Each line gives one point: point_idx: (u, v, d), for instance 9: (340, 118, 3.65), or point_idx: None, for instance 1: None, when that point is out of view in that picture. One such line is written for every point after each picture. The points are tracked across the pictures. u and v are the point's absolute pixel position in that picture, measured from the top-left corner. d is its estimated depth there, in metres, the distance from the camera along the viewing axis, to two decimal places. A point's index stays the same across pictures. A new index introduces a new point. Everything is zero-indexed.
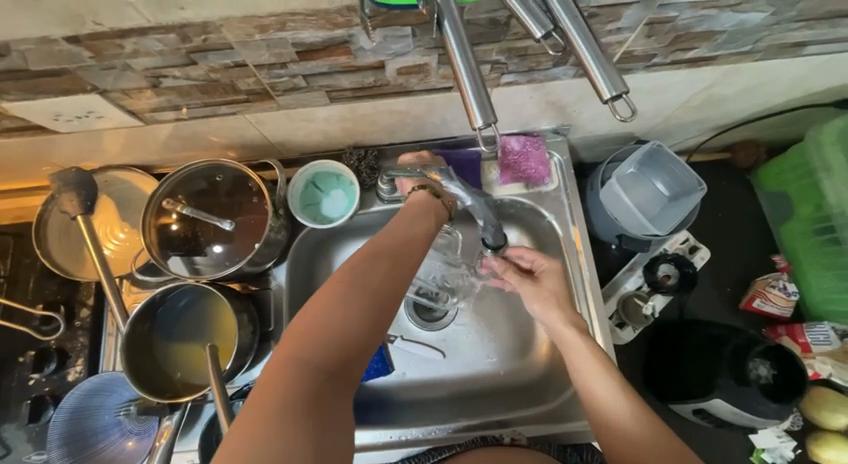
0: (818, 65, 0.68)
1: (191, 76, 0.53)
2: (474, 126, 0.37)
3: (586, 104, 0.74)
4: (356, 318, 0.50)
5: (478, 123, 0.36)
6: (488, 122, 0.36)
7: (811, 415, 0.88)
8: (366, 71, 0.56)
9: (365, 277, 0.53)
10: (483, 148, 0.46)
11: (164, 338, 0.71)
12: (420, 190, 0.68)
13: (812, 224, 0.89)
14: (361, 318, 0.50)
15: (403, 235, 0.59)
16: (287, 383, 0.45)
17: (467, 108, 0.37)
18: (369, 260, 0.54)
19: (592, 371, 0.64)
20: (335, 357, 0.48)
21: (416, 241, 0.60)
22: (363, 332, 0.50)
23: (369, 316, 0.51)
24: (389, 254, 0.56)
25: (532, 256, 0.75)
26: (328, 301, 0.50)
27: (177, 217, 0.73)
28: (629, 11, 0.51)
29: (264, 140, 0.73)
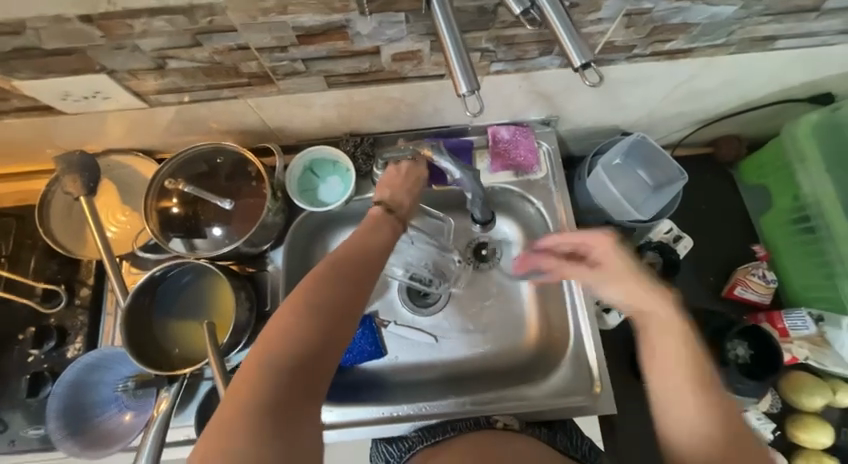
0: (789, 60, 0.73)
1: (196, 58, 0.56)
2: (460, 94, 0.45)
3: (572, 95, 0.77)
4: (315, 331, 0.48)
5: (464, 90, 0.45)
6: (472, 90, 0.44)
7: (790, 398, 0.91)
8: (362, 57, 0.59)
9: (324, 288, 0.51)
10: (470, 113, 0.54)
11: (163, 314, 0.73)
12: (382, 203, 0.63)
13: (790, 215, 0.93)
14: (321, 331, 0.49)
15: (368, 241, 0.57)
16: (247, 402, 0.45)
17: (454, 79, 0.45)
18: (334, 266, 0.53)
19: (674, 361, 0.56)
20: (296, 373, 0.47)
21: (388, 236, 0.60)
22: (323, 345, 0.49)
23: (329, 328, 0.49)
24: (351, 263, 0.54)
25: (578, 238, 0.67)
26: (286, 314, 0.49)
27: (177, 200, 0.76)
28: (608, 2, 0.55)
29: (264, 125, 0.76)
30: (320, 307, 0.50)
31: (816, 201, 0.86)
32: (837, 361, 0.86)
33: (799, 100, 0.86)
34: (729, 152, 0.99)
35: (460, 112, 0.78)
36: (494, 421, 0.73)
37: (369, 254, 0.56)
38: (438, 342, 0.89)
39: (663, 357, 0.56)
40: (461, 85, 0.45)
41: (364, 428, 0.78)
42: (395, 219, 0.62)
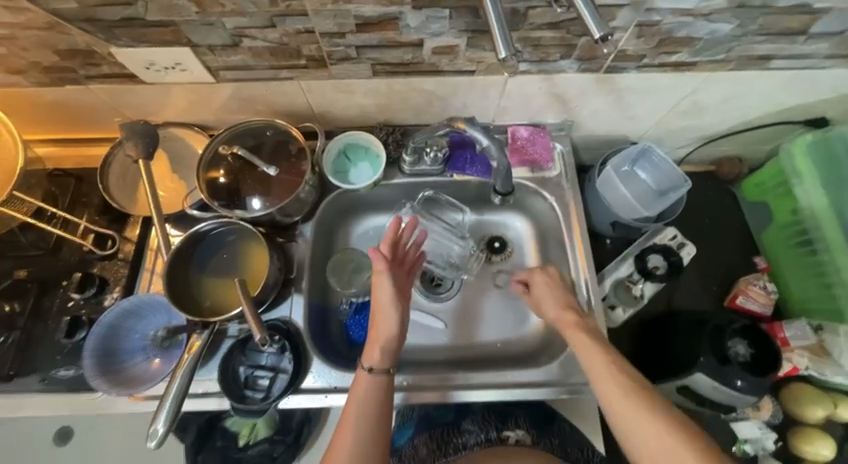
0: (783, 81, 0.82)
1: (268, 38, 0.67)
2: (498, 57, 0.50)
3: (586, 101, 0.85)
4: (369, 384, 0.72)
5: (502, 54, 0.49)
6: (509, 54, 0.50)
7: (792, 409, 0.92)
8: (407, 48, 0.69)
9: (373, 360, 0.73)
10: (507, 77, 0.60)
11: (198, 270, 0.80)
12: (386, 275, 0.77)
13: (789, 229, 0.98)
14: (375, 383, 0.72)
15: (379, 311, 0.76)
16: (349, 441, 0.67)
17: (494, 44, 0.50)
18: (373, 343, 0.74)
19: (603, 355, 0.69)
20: (369, 417, 0.69)
21: (382, 378, 0.73)
22: (374, 394, 0.71)
23: (377, 382, 0.72)
24: (377, 335, 0.75)
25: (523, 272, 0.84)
26: (358, 386, 0.72)
27: (224, 171, 0.83)
28: (622, 12, 0.65)
29: (309, 108, 0.85)
30: (346, 445, 0.67)
31: (813, 216, 0.92)
32: (838, 371, 0.88)
33: (796, 122, 0.94)
34: (730, 170, 1.05)
35: (484, 110, 0.87)
36: (506, 437, 0.80)
37: (370, 410, 0.70)
38: (449, 327, 0.93)
39: (596, 353, 0.70)
40: (499, 50, 0.50)
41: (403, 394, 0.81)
42: (382, 363, 0.73)
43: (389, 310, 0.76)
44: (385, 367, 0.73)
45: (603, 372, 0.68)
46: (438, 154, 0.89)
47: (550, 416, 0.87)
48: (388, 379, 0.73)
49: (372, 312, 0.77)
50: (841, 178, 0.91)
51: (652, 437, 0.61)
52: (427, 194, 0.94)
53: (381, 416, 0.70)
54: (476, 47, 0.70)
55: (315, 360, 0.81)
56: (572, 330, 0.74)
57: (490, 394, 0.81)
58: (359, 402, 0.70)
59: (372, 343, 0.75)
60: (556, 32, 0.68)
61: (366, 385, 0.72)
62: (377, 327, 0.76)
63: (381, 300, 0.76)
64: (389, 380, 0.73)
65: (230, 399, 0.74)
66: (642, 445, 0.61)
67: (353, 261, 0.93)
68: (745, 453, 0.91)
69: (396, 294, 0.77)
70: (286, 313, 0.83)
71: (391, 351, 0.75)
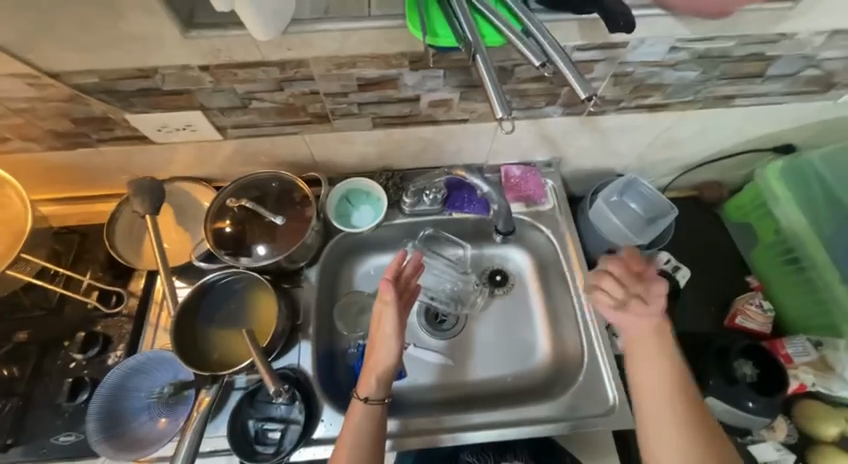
0: (749, 115, 0.89)
1: (276, 99, 0.72)
2: (496, 117, 0.48)
3: (572, 140, 0.91)
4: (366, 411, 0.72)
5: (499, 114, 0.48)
6: (506, 113, 0.48)
7: (803, 426, 0.93)
8: (405, 103, 0.75)
9: (372, 387, 0.73)
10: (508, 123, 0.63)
11: (205, 322, 0.80)
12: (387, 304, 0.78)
13: (774, 249, 1.03)
14: (371, 410, 0.72)
15: (379, 339, 0.77)
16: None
17: (490, 104, 0.48)
18: (372, 371, 0.75)
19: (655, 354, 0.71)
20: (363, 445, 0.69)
21: (376, 408, 0.73)
22: (370, 421, 0.71)
23: (374, 410, 0.72)
24: (373, 363, 0.75)
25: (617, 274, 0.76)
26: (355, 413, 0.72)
27: (231, 221, 0.85)
28: (598, 66, 0.72)
29: (312, 159, 0.90)
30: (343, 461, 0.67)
31: (798, 238, 0.97)
32: (844, 386, 0.89)
33: (766, 149, 1.01)
34: (712, 195, 1.11)
35: (477, 152, 0.92)
36: None
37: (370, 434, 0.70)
38: (453, 363, 0.93)
39: (650, 352, 0.72)
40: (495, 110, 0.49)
41: (416, 439, 0.80)
42: (377, 393, 0.73)
43: (384, 342, 0.76)
44: (380, 396, 0.73)
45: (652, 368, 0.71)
46: (437, 195, 0.93)
47: (551, 447, 0.82)
48: (383, 408, 0.74)
49: (371, 341, 0.78)
50: (812, 202, 0.98)
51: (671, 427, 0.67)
52: (428, 232, 0.97)
53: (376, 441, 0.70)
54: (469, 99, 0.76)
55: (324, 407, 0.80)
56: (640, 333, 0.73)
57: (494, 433, 0.81)
58: (359, 427, 0.70)
59: (367, 372, 0.75)
60: (542, 84, 0.74)
61: (361, 415, 0.72)
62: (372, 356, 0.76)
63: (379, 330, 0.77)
64: (383, 410, 0.73)
65: (240, 456, 0.72)
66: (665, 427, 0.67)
67: (357, 303, 0.94)
68: None
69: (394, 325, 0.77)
70: (295, 361, 0.83)
71: (386, 381, 0.75)
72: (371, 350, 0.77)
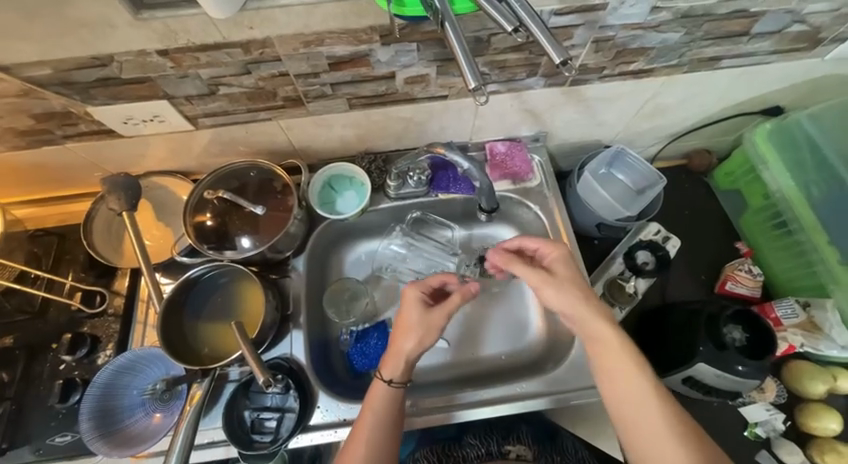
0: (736, 77, 0.87)
1: (244, 84, 0.69)
2: (469, 88, 0.45)
3: (557, 112, 0.89)
4: (386, 400, 0.71)
5: (471, 84, 0.45)
6: (480, 83, 0.45)
7: (794, 387, 0.94)
8: (380, 81, 0.72)
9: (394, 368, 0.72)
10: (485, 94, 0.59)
11: (192, 318, 0.79)
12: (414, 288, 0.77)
13: (765, 214, 1.03)
14: (390, 399, 0.72)
15: (405, 324, 0.74)
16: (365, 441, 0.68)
17: (462, 74, 0.46)
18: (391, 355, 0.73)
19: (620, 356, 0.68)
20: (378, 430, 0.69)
21: (397, 390, 0.72)
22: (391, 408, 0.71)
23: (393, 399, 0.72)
24: (395, 346, 0.73)
25: (537, 244, 0.79)
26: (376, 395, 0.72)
27: (210, 214, 0.83)
28: (577, 31, 0.69)
29: (290, 145, 0.87)
30: (361, 438, 0.69)
31: (786, 201, 0.96)
32: (830, 344, 0.91)
33: (755, 113, 0.99)
34: (702, 163, 1.10)
35: (460, 130, 0.90)
36: (506, 452, 0.80)
37: (385, 419, 0.70)
38: (449, 344, 0.93)
39: (614, 353, 0.68)
40: (468, 80, 0.46)
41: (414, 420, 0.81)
42: (400, 377, 0.73)
43: (419, 329, 0.73)
44: (403, 380, 0.73)
45: (621, 371, 0.67)
46: (421, 177, 0.91)
47: (553, 434, 0.85)
48: (404, 391, 0.73)
49: (394, 330, 0.75)
50: (801, 162, 0.97)
51: (649, 427, 0.64)
52: (415, 216, 0.96)
53: (394, 417, 0.71)
54: (446, 74, 0.73)
55: (321, 393, 0.80)
56: (602, 340, 0.69)
57: (488, 410, 0.82)
58: (376, 412, 0.70)
59: (391, 352, 0.74)
60: (520, 54, 0.71)
61: (381, 395, 0.72)
62: (398, 338, 0.74)
63: (410, 314, 0.75)
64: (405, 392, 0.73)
65: (237, 447, 0.72)
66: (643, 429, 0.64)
67: (350, 290, 0.93)
68: (758, 436, 0.93)
69: (434, 315, 0.74)
70: (287, 350, 0.83)
71: (412, 365, 0.74)
72: (394, 334, 0.75)
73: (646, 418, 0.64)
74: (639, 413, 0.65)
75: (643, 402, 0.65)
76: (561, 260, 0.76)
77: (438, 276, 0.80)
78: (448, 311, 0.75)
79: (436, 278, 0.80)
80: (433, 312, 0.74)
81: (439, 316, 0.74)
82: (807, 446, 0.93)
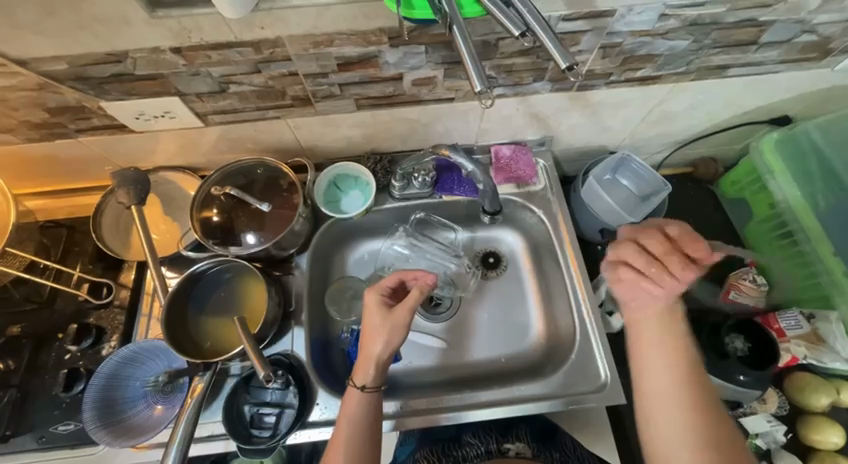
0: (743, 86, 0.87)
1: (254, 82, 0.70)
2: (474, 91, 0.46)
3: (563, 117, 0.89)
4: (361, 404, 0.72)
5: (478, 87, 0.46)
6: (485, 87, 0.46)
7: (796, 399, 0.94)
8: (388, 82, 0.73)
9: (365, 373, 0.73)
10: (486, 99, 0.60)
11: (196, 312, 0.80)
12: (374, 294, 0.78)
13: (769, 223, 1.02)
14: (366, 402, 0.72)
15: (369, 328, 0.75)
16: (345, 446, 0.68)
17: (468, 78, 0.47)
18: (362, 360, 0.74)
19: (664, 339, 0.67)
20: (355, 434, 0.69)
21: (372, 395, 0.73)
22: (368, 412, 0.72)
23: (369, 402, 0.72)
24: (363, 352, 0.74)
25: (650, 239, 0.70)
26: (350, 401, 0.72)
27: (217, 210, 0.84)
28: (585, 37, 0.69)
29: (298, 144, 0.88)
30: (340, 444, 0.68)
31: (792, 211, 0.95)
32: (833, 357, 0.90)
33: (762, 122, 0.98)
34: (707, 171, 1.09)
35: (466, 132, 0.91)
36: (506, 450, 0.79)
37: (362, 424, 0.70)
38: (449, 346, 0.94)
39: (654, 334, 0.67)
40: (474, 84, 0.47)
41: (411, 419, 0.82)
42: (373, 381, 0.73)
43: (382, 331, 0.73)
44: (376, 385, 0.73)
45: (655, 351, 0.66)
46: (426, 178, 0.92)
47: (552, 432, 0.85)
48: (379, 395, 0.74)
49: (361, 337, 0.76)
50: (807, 173, 0.96)
51: (669, 409, 0.63)
52: (419, 217, 0.97)
53: (373, 421, 0.71)
54: (453, 77, 0.73)
55: (319, 390, 0.80)
56: (646, 321, 0.69)
57: (486, 412, 0.82)
58: (352, 417, 0.71)
59: (361, 358, 0.74)
60: (527, 58, 0.72)
61: (355, 400, 0.72)
62: (366, 343, 0.74)
63: (371, 319, 0.75)
64: (379, 396, 0.74)
65: (237, 441, 0.72)
66: (660, 408, 0.64)
67: (350, 289, 0.94)
68: (759, 448, 0.92)
69: (396, 314, 0.74)
70: (288, 347, 0.84)
71: (384, 367, 0.74)
72: (362, 340, 0.76)
73: (666, 399, 0.64)
74: (658, 394, 0.64)
75: (667, 384, 0.64)
76: (660, 245, 0.69)
77: (395, 276, 0.81)
78: (409, 307, 0.75)
79: (392, 278, 0.80)
80: (395, 312, 0.75)
81: (401, 312, 0.74)
82: (807, 459, 0.92)
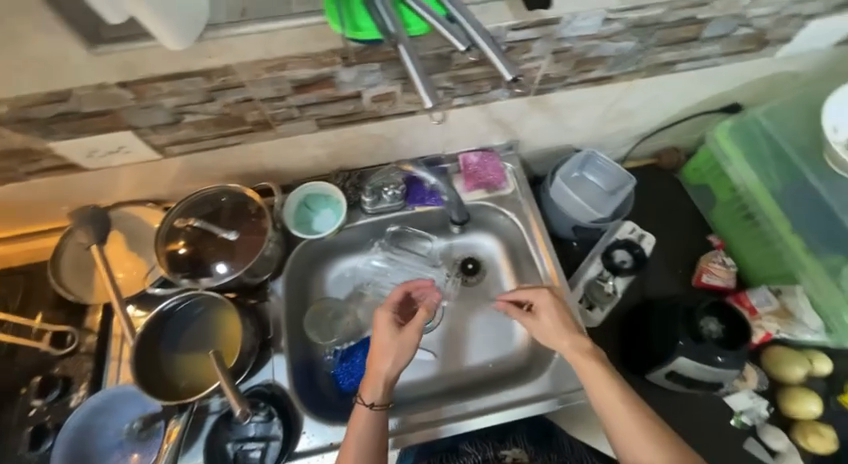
0: (692, 79, 0.90)
1: (209, 110, 0.68)
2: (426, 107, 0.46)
3: (526, 121, 0.91)
4: (369, 426, 0.72)
5: (428, 103, 0.46)
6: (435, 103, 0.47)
7: (774, 372, 0.97)
8: (347, 101, 0.73)
9: (374, 390, 0.73)
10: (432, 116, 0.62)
11: (169, 350, 0.77)
12: (383, 309, 0.78)
13: (732, 206, 1.06)
14: (374, 422, 0.72)
15: (379, 345, 0.75)
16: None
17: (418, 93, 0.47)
18: (369, 377, 0.74)
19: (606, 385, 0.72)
20: (362, 455, 0.69)
21: (379, 413, 0.73)
22: (373, 434, 0.71)
23: (377, 422, 0.72)
24: (372, 369, 0.74)
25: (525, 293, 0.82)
26: (358, 421, 0.72)
27: (183, 241, 0.82)
28: (535, 45, 0.71)
29: (262, 167, 0.87)
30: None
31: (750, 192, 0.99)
32: (803, 329, 0.94)
33: (714, 111, 1.02)
34: (670, 161, 1.13)
35: (432, 142, 0.91)
36: (504, 456, 0.79)
37: (370, 443, 0.70)
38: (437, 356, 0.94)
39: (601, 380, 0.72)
40: (424, 100, 0.48)
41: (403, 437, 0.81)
42: (381, 398, 0.73)
43: (393, 349, 0.74)
44: (385, 402, 0.73)
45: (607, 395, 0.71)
46: (396, 191, 0.91)
47: (548, 434, 0.87)
48: (386, 413, 0.74)
49: (370, 354, 0.76)
50: (759, 155, 1.00)
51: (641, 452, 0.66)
52: (394, 230, 0.96)
53: (379, 441, 0.72)
54: (411, 91, 0.74)
55: (305, 417, 0.79)
56: (591, 369, 0.73)
57: (479, 420, 0.82)
58: (359, 436, 0.70)
59: (369, 375, 0.74)
60: (482, 68, 0.73)
61: (364, 420, 0.72)
62: (375, 360, 0.75)
63: (381, 336, 0.76)
64: (386, 414, 0.74)
65: None
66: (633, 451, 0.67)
67: (331, 310, 0.94)
68: (745, 424, 0.95)
69: (408, 331, 0.75)
70: (270, 376, 0.82)
71: (391, 385, 0.75)
72: (370, 357, 0.76)
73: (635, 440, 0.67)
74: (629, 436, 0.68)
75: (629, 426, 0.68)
76: (550, 311, 0.79)
77: (401, 289, 0.81)
78: (419, 325, 0.76)
79: (398, 291, 0.81)
80: (406, 331, 0.75)
81: (412, 331, 0.75)
82: (790, 430, 0.95)
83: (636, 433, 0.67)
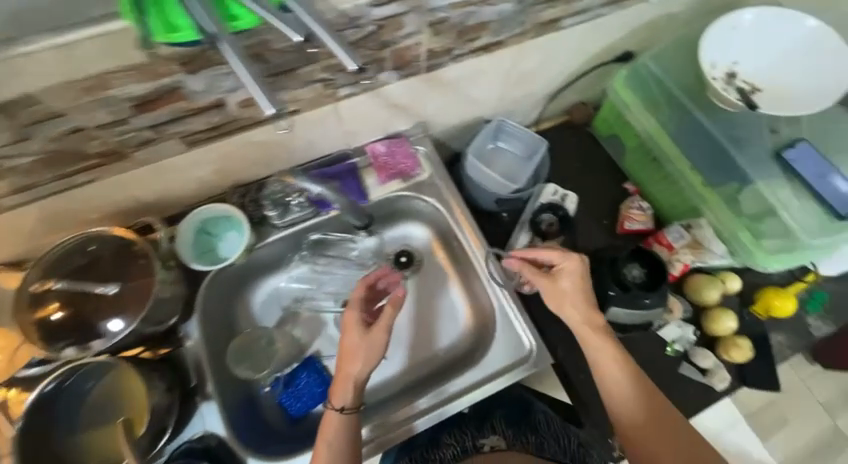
0: (581, 33, 0.90)
1: (31, 150, 0.58)
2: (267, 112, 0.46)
3: (427, 101, 0.86)
4: (343, 429, 0.70)
5: (268, 109, 0.46)
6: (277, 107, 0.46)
7: (694, 298, 1.04)
8: (210, 111, 0.63)
9: (344, 393, 0.70)
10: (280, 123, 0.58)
11: (67, 432, 0.69)
12: (351, 311, 0.74)
13: (639, 151, 1.10)
14: (348, 425, 0.70)
15: (347, 348, 0.71)
16: None
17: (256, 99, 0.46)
18: (339, 381, 0.71)
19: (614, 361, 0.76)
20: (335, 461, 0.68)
21: (351, 417, 0.70)
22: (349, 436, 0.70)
23: (350, 423, 0.71)
24: (341, 372, 0.71)
25: (548, 255, 0.80)
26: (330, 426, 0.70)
27: (58, 304, 0.71)
28: (406, 19, 0.66)
29: (138, 201, 0.75)
30: None
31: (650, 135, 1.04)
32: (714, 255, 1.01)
33: (610, 62, 1.04)
34: (581, 116, 1.14)
35: (333, 138, 0.84)
36: (482, 445, 0.84)
37: (343, 447, 0.69)
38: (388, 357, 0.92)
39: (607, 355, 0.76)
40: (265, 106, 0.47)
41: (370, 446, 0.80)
42: (352, 401, 0.71)
43: (361, 351, 0.70)
44: (355, 405, 0.71)
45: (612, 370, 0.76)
46: (301, 199, 0.84)
47: (527, 409, 0.89)
48: (358, 415, 0.72)
49: (339, 358, 0.72)
50: (653, 98, 1.03)
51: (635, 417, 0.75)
52: (315, 238, 0.89)
53: (354, 443, 0.70)
54: (282, 89, 0.67)
55: (248, 460, 0.73)
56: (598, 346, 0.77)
57: (439, 411, 0.82)
58: (329, 443, 0.69)
59: (338, 381, 0.71)
60: (356, 54, 0.67)
61: (335, 425, 0.70)
62: (343, 364, 0.71)
63: (350, 339, 0.71)
64: (359, 415, 0.72)
65: None
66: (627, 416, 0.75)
67: (262, 337, 0.86)
68: (678, 351, 1.02)
69: (376, 331, 0.71)
70: (200, 428, 0.75)
71: (361, 387, 0.71)
72: (339, 360, 0.72)
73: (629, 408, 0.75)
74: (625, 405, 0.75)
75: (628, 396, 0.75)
76: (576, 276, 0.78)
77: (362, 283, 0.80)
78: (386, 325, 0.71)
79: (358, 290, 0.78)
80: (373, 331, 0.71)
81: (379, 331, 0.71)
82: (715, 347, 1.04)
83: (633, 402, 0.75)
